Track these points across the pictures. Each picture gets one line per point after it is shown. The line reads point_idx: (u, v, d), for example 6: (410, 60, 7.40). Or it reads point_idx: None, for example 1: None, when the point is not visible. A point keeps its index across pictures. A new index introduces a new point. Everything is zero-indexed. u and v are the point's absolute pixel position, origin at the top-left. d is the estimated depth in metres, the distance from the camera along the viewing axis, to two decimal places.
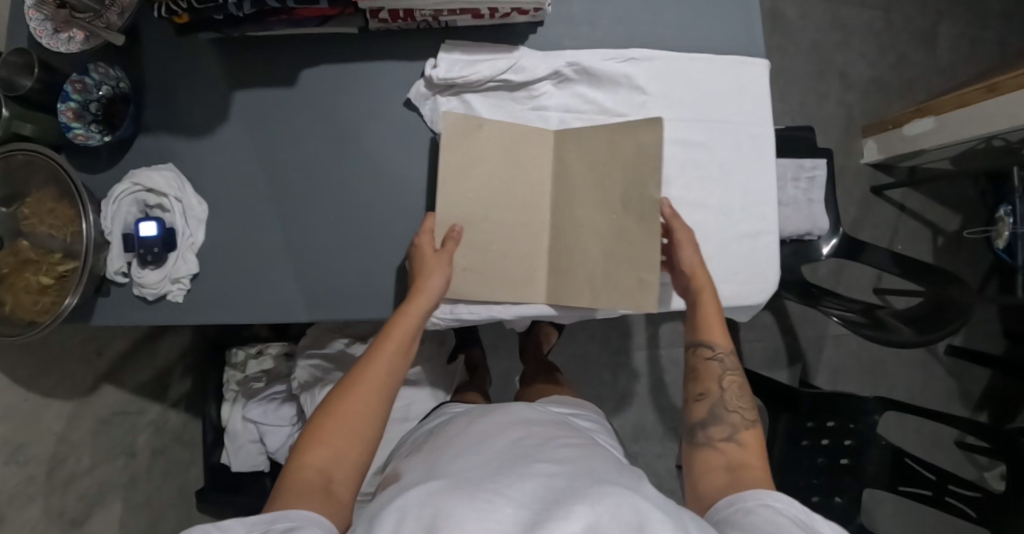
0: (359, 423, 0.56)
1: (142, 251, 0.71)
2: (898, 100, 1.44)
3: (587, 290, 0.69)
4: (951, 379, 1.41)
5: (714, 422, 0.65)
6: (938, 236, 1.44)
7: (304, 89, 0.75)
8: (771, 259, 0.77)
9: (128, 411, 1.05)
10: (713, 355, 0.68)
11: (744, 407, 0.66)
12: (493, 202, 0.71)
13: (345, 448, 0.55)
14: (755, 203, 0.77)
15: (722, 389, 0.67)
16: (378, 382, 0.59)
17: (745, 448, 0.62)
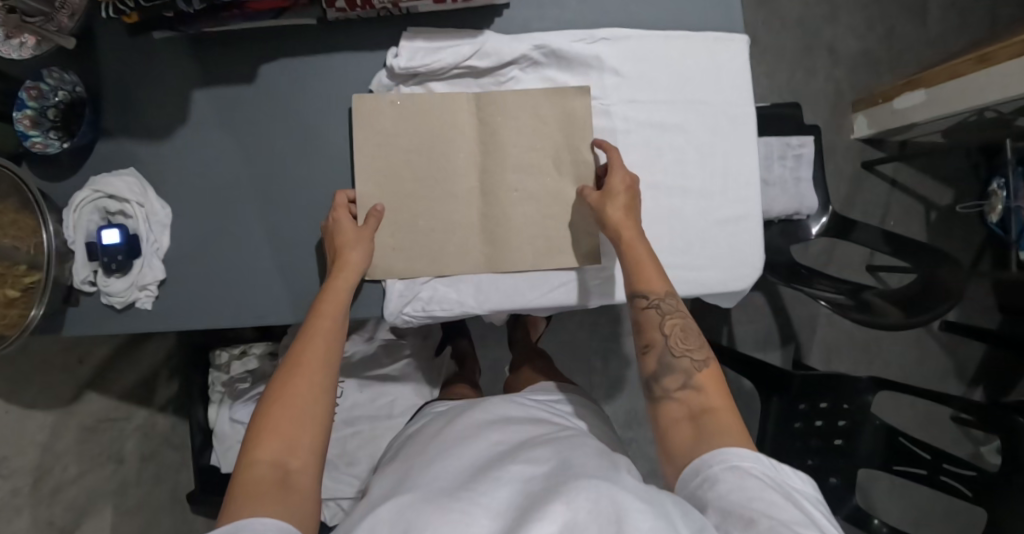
0: (305, 409, 0.56)
1: (104, 259, 0.70)
2: (888, 73, 1.41)
3: (528, 253, 0.69)
4: (945, 355, 1.39)
5: (665, 373, 0.61)
6: (930, 210, 1.41)
7: (263, 83, 0.73)
8: (755, 242, 0.75)
9: (114, 417, 1.04)
10: (650, 303, 0.63)
11: (692, 349, 0.61)
12: (422, 172, 0.69)
13: (299, 438, 0.54)
14: (734, 185, 0.75)
15: (666, 335, 0.62)
16: (313, 361, 0.59)
17: (704, 391, 0.59)
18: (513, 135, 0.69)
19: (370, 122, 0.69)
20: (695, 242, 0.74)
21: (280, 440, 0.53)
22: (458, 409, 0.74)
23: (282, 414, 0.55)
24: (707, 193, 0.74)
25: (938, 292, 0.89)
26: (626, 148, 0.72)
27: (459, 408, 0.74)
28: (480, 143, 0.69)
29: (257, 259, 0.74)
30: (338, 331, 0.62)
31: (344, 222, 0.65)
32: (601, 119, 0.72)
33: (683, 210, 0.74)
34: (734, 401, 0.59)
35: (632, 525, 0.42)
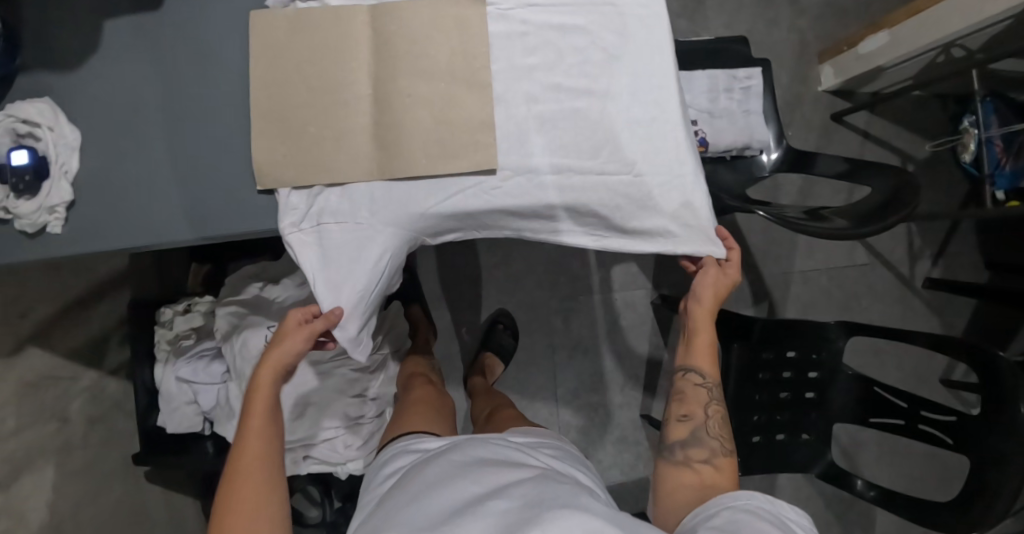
0: (259, 495, 0.63)
1: (12, 179, 0.70)
2: (854, 23, 1.37)
3: (421, 158, 0.68)
4: (932, 312, 1.38)
5: (693, 446, 0.77)
6: (908, 163, 1.37)
7: (167, 14, 0.74)
8: (674, 143, 0.72)
9: (60, 376, 1.06)
10: (701, 381, 0.80)
11: (723, 435, 0.77)
12: (315, 85, 0.69)
13: (264, 514, 0.63)
14: (646, 86, 0.73)
15: (706, 415, 0.79)
16: (256, 464, 0.65)
17: (720, 472, 0.74)
18: (404, 42, 0.70)
19: (265, 36, 0.70)
20: (602, 145, 0.71)
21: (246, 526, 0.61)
22: (442, 445, 0.74)
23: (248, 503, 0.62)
24: (614, 96, 0.72)
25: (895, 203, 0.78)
26: (523, 51, 0.71)
27: (442, 444, 0.75)
28: (375, 50, 0.70)
29: (158, 180, 0.74)
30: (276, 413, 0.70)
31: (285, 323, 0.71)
32: (498, 22, 0.71)
33: (589, 115, 0.71)
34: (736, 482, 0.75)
35: None
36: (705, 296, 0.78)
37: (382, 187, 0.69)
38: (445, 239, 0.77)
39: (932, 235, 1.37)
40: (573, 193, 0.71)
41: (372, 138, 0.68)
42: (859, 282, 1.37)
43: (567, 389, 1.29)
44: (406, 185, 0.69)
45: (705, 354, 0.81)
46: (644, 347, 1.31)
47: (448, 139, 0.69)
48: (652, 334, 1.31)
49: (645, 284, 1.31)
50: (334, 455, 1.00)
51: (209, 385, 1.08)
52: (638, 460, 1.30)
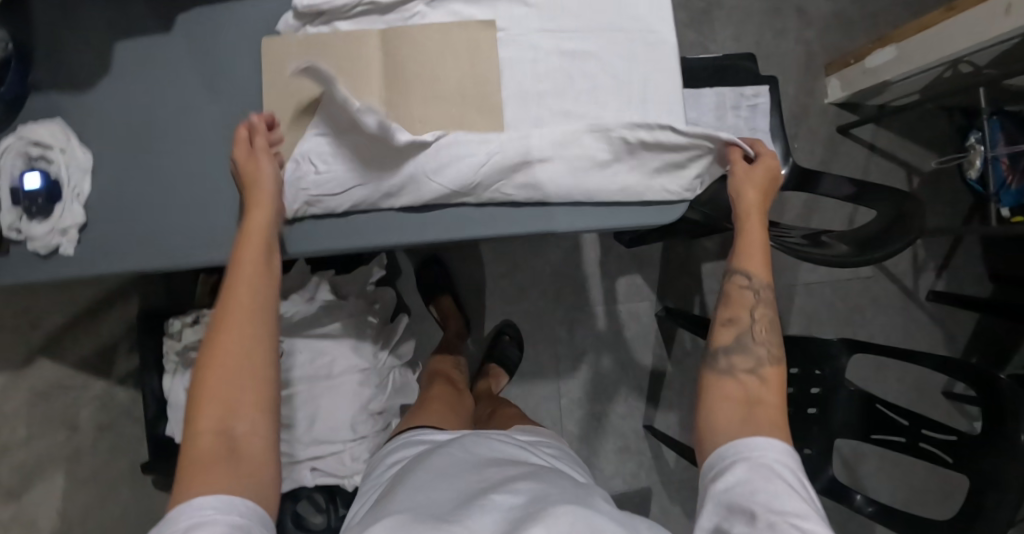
0: (241, 358, 0.56)
1: (26, 203, 0.71)
2: (861, 34, 1.36)
3: (433, 183, 0.68)
4: (934, 324, 1.38)
5: (738, 351, 0.65)
6: (913, 176, 1.37)
7: (179, 35, 0.75)
8: (679, 166, 0.72)
9: (70, 385, 1.07)
10: (748, 284, 0.67)
11: (771, 342, 0.65)
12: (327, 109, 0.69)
13: (242, 401, 0.55)
14: (658, 110, 0.72)
15: (752, 319, 0.67)
16: (233, 325, 0.58)
17: (766, 384, 0.62)
18: (416, 67, 0.70)
19: (278, 66, 0.72)
20: (613, 171, 0.71)
21: (225, 387, 0.55)
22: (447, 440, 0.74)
23: (226, 378, 0.55)
24: (624, 117, 0.72)
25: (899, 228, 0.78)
26: (534, 77, 0.71)
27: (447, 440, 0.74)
28: (387, 77, 0.70)
29: (170, 204, 0.74)
30: (270, 275, 0.62)
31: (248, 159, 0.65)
32: (509, 47, 0.72)
33: (601, 139, 0.71)
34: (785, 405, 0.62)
35: None
36: (748, 202, 0.69)
37: (374, 217, 0.71)
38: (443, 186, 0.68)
39: (935, 248, 1.38)
40: (582, 221, 0.72)
41: (368, 171, 0.70)
42: (863, 295, 1.37)
43: (572, 399, 1.30)
44: (404, 218, 0.71)
45: (761, 259, 0.67)
46: (648, 358, 1.32)
47: (457, 162, 0.68)
48: (656, 345, 1.32)
49: (650, 295, 1.32)
50: (342, 468, 0.98)
51: None
52: (640, 470, 1.31)
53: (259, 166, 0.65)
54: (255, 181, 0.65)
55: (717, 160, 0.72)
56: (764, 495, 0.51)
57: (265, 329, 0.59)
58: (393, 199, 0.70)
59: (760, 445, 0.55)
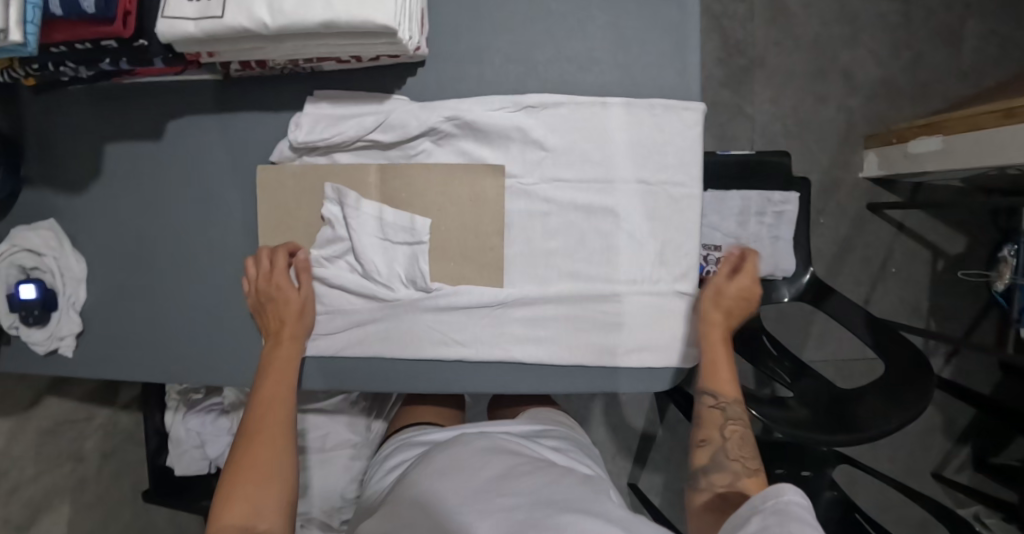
0: (272, 456, 0.60)
1: (22, 312, 0.72)
2: (910, 106, 1.26)
3: (428, 340, 0.67)
4: (936, 409, 1.38)
5: (714, 470, 0.61)
6: (938, 259, 1.30)
7: (170, 143, 0.71)
8: (686, 331, 0.69)
9: (75, 418, 1.11)
10: (716, 403, 0.65)
11: (746, 456, 0.61)
12: (328, 250, 0.67)
13: (263, 501, 0.57)
14: (670, 269, 0.69)
15: (724, 437, 0.63)
16: (268, 431, 0.61)
17: (747, 490, 0.58)
18: (417, 213, 0.66)
19: (275, 194, 0.67)
20: (614, 338, 0.68)
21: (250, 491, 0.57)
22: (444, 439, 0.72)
23: (252, 486, 0.57)
24: (637, 284, 0.68)
25: (875, 419, 0.77)
26: (545, 233, 0.67)
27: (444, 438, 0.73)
28: (385, 222, 0.65)
29: (164, 317, 0.75)
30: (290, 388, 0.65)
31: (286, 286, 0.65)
32: (519, 199, 0.66)
33: (611, 305, 0.68)
34: None
35: None
36: (711, 320, 0.66)
37: (368, 361, 0.70)
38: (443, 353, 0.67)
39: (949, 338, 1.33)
40: (579, 381, 0.70)
41: (372, 315, 0.68)
42: None
43: None
44: (389, 365, 0.69)
45: (728, 379, 0.65)
46: (640, 421, 1.33)
47: (463, 327, 0.67)
48: (650, 410, 1.32)
49: None
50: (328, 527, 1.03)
51: (216, 437, 1.12)
52: None
53: (282, 287, 0.65)
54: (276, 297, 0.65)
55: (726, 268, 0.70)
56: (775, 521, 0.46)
57: (286, 446, 0.62)
58: (389, 351, 0.68)
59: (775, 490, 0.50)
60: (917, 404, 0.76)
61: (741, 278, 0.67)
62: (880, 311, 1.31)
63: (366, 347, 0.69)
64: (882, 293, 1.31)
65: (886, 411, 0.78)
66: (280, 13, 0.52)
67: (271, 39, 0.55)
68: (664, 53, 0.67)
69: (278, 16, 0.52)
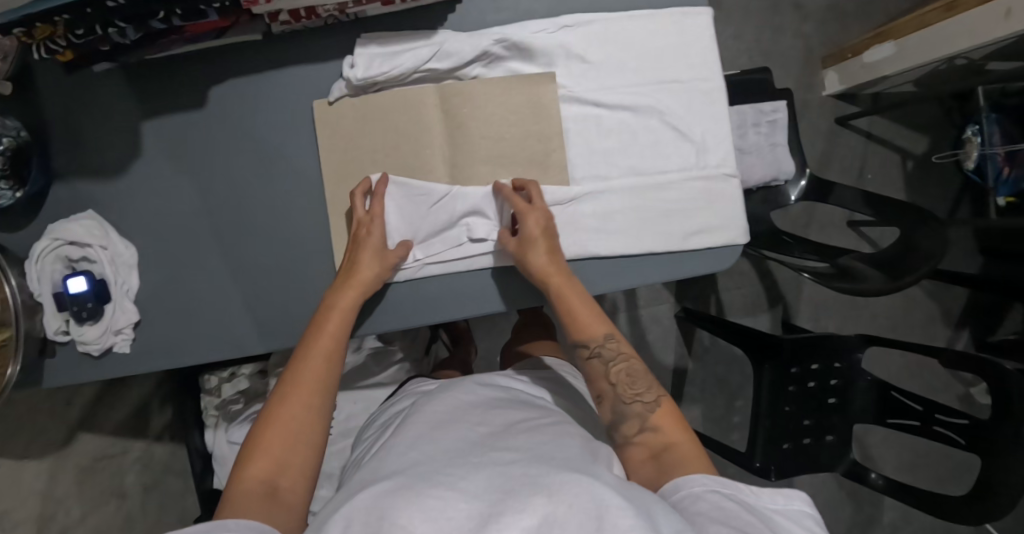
0: (309, 413, 0.57)
1: (74, 308, 0.70)
2: (857, 25, 1.39)
3: None
4: (930, 300, 1.50)
5: (623, 420, 0.60)
6: (907, 159, 1.42)
7: (214, 108, 0.71)
8: (738, 202, 0.74)
9: (111, 453, 1.04)
10: (590, 351, 0.63)
11: (642, 394, 0.60)
12: (400, 173, 0.68)
13: (291, 458, 0.54)
14: (715, 150, 0.74)
15: (613, 385, 0.61)
16: (310, 381, 0.59)
17: (661, 432, 0.58)
18: (481, 128, 0.68)
19: (336, 128, 0.69)
20: (677, 222, 0.72)
21: (282, 448, 0.55)
22: (435, 390, 0.72)
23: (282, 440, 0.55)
24: (689, 169, 0.73)
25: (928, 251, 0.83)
26: (600, 134, 0.71)
27: (440, 386, 0.73)
28: (451, 135, 0.68)
29: (216, 293, 0.74)
30: (343, 344, 0.63)
31: (366, 237, 0.65)
32: (572, 107, 0.70)
33: (668, 192, 0.72)
34: (694, 440, 0.58)
35: (613, 519, 0.43)
36: (540, 266, 0.64)
37: (459, 279, 0.70)
38: None
39: None
40: (653, 269, 0.73)
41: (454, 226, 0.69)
42: None
43: None
44: (470, 279, 0.70)
45: (595, 319, 0.64)
46: (671, 358, 1.36)
47: None
48: (678, 345, 1.36)
49: (669, 298, 1.36)
50: None
51: None
52: None
53: (369, 235, 0.65)
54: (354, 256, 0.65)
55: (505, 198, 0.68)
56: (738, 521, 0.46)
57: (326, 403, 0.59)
58: (468, 262, 0.69)
59: (732, 482, 0.51)
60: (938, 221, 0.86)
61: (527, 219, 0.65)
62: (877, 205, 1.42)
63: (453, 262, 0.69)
64: None
65: (930, 242, 0.85)
66: None
67: None
68: None
69: None
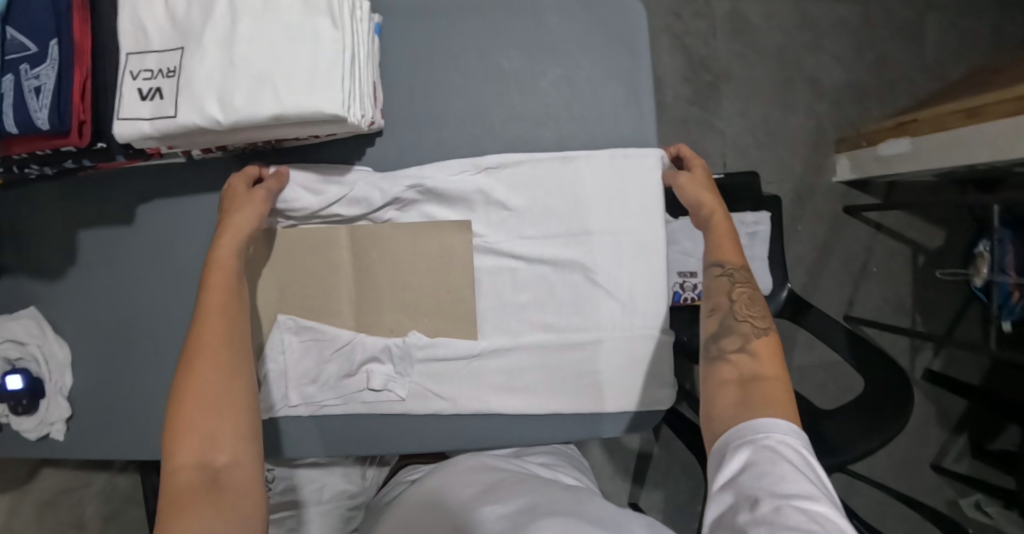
0: (223, 371, 0.53)
1: (11, 403, 0.73)
2: (877, 106, 1.29)
3: (420, 392, 0.69)
4: (928, 402, 1.40)
5: (725, 335, 0.60)
6: (918, 254, 1.32)
7: (142, 227, 0.72)
8: (663, 367, 0.70)
9: (72, 486, 1.08)
10: (722, 271, 0.63)
11: (755, 317, 0.60)
12: (305, 312, 0.68)
13: (221, 430, 0.51)
14: (643, 307, 0.69)
15: (731, 301, 0.62)
16: (217, 342, 0.54)
17: (759, 358, 0.57)
18: (389, 273, 0.67)
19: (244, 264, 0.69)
20: (586, 384, 0.69)
21: (204, 421, 0.50)
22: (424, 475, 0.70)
23: (202, 412, 0.51)
24: (608, 330, 0.69)
25: (861, 429, 0.78)
26: (514, 287, 0.68)
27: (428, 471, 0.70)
28: (354, 283, 0.67)
29: (143, 395, 0.76)
30: (239, 293, 0.58)
31: (234, 192, 0.61)
32: (486, 258, 0.68)
33: (582, 353, 0.69)
34: (787, 372, 0.56)
35: None
36: (705, 201, 0.67)
37: (356, 426, 0.70)
38: (429, 405, 0.69)
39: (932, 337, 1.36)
40: (559, 429, 0.71)
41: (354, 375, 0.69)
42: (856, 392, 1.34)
43: None
44: (369, 422, 0.70)
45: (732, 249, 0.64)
46: (635, 441, 1.31)
47: (442, 378, 0.68)
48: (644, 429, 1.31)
49: None
50: None
51: None
52: None
53: (232, 190, 0.62)
54: (231, 212, 0.61)
55: (408, 352, 0.68)
56: (770, 477, 0.46)
57: (238, 360, 0.55)
58: (369, 407, 0.69)
59: (770, 424, 0.50)
60: (892, 423, 0.76)
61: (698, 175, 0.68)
62: (878, 302, 1.32)
63: (348, 407, 0.69)
64: (866, 293, 1.31)
65: (864, 429, 0.77)
66: (231, 109, 0.53)
67: (225, 133, 0.57)
68: (631, 99, 0.69)
69: (230, 111, 0.53)
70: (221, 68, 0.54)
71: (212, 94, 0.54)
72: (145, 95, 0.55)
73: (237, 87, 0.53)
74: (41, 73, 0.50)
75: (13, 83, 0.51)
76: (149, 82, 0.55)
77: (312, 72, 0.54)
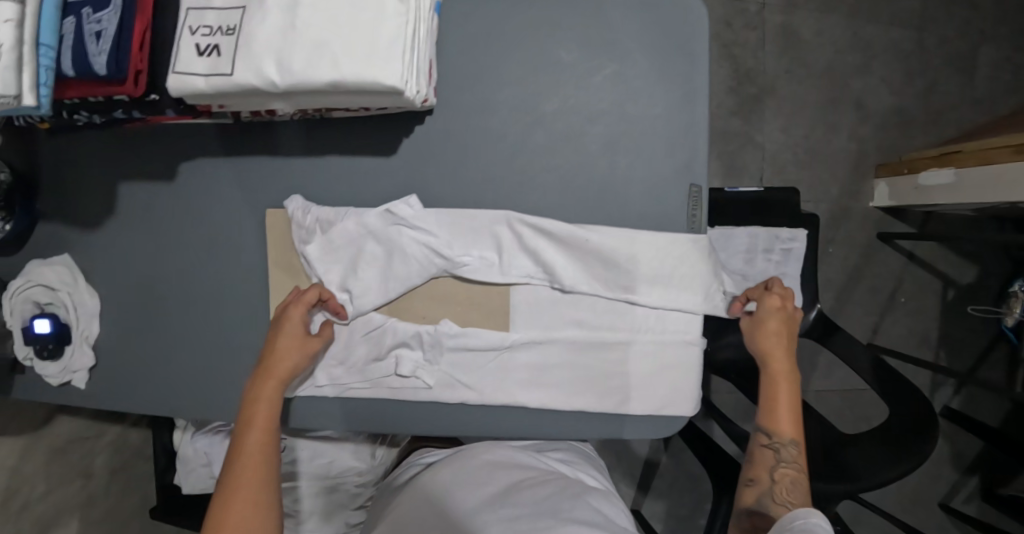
0: (256, 509, 0.56)
1: (37, 346, 0.73)
2: (921, 135, 1.26)
3: (445, 378, 0.69)
4: (945, 440, 1.37)
5: (758, 514, 0.62)
6: (949, 289, 1.29)
7: (183, 185, 0.72)
8: (690, 376, 0.69)
9: (85, 435, 1.06)
10: (770, 442, 0.65)
11: (794, 499, 0.61)
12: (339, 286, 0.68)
13: None
14: (675, 313, 0.69)
15: (773, 480, 0.64)
16: (250, 474, 0.57)
17: None
18: (424, 260, 0.68)
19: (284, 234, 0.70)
20: (611, 384, 0.69)
21: None
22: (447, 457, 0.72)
23: None
24: (640, 333, 0.69)
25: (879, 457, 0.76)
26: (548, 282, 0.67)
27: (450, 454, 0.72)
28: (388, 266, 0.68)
29: (167, 353, 0.76)
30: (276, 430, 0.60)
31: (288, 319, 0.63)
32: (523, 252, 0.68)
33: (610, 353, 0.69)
34: None
35: None
36: (768, 347, 0.67)
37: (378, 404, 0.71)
38: (448, 391, 0.69)
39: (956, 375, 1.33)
40: (580, 425, 0.71)
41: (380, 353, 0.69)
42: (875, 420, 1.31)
43: None
44: (393, 400, 0.71)
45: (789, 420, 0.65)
46: (644, 448, 1.30)
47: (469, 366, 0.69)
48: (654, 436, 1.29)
49: None
50: None
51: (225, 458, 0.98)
52: None
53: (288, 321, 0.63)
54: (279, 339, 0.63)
55: (437, 338, 0.69)
56: None
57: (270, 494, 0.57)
58: (391, 388, 0.69)
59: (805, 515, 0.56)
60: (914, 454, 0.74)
61: (776, 313, 0.68)
62: (902, 333, 1.30)
63: (371, 386, 0.69)
64: (892, 323, 1.29)
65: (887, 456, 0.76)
66: (289, 72, 0.53)
67: (278, 96, 0.56)
68: (687, 101, 0.68)
69: (287, 74, 0.53)
70: (282, 31, 0.53)
71: (270, 56, 0.53)
72: (202, 51, 0.55)
73: (295, 52, 0.53)
74: (102, 18, 0.50)
75: (73, 26, 0.50)
76: (207, 39, 0.55)
77: (373, 43, 0.53)
